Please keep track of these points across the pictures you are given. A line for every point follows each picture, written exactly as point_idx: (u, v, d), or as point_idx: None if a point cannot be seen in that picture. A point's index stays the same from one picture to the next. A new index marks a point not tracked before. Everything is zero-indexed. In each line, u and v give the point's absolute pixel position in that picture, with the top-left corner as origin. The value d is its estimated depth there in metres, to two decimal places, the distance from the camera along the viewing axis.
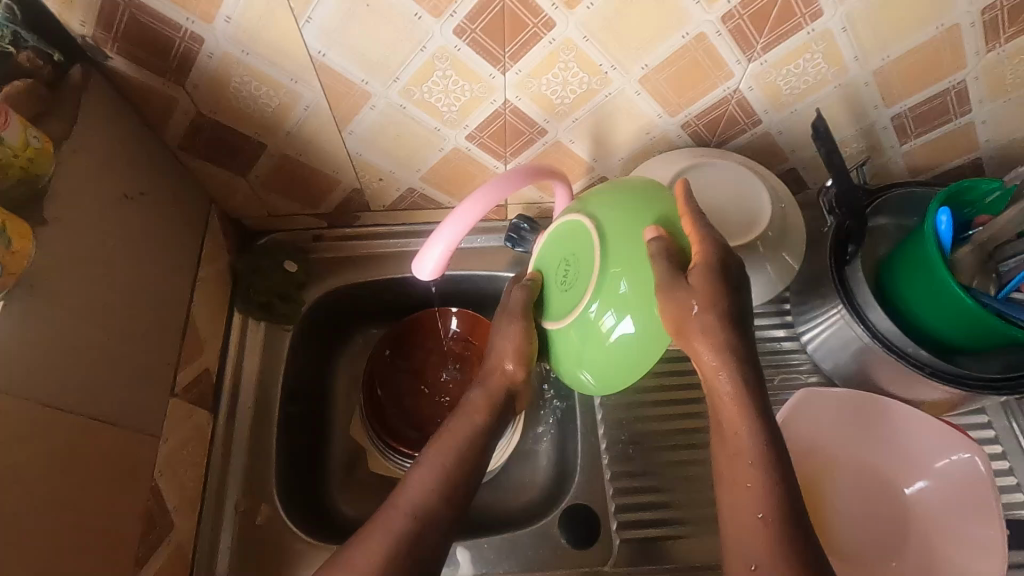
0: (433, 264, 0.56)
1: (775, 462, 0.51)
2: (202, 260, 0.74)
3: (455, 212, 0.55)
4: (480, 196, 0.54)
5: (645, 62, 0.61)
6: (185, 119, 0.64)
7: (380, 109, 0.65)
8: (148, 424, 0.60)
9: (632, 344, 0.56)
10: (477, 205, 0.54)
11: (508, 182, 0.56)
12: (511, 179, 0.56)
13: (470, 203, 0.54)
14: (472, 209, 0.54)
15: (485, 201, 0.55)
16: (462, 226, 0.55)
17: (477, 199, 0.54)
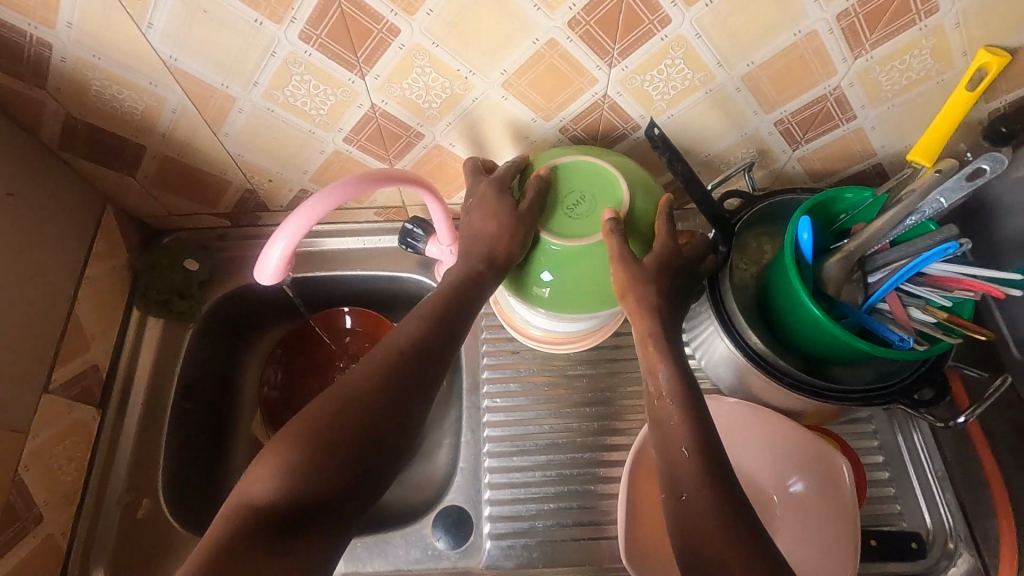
0: (273, 267, 0.56)
1: (709, 451, 0.54)
2: (93, 258, 0.75)
3: (293, 216, 0.55)
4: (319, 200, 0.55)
5: (502, 68, 0.61)
6: (56, 121, 0.65)
7: (248, 112, 0.65)
8: (12, 420, 0.62)
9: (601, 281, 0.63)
10: (315, 208, 0.55)
11: (350, 186, 0.56)
12: (353, 183, 0.56)
13: (308, 207, 0.55)
14: (310, 214, 0.55)
15: (325, 204, 0.55)
16: (301, 229, 0.55)
17: (315, 203, 0.55)
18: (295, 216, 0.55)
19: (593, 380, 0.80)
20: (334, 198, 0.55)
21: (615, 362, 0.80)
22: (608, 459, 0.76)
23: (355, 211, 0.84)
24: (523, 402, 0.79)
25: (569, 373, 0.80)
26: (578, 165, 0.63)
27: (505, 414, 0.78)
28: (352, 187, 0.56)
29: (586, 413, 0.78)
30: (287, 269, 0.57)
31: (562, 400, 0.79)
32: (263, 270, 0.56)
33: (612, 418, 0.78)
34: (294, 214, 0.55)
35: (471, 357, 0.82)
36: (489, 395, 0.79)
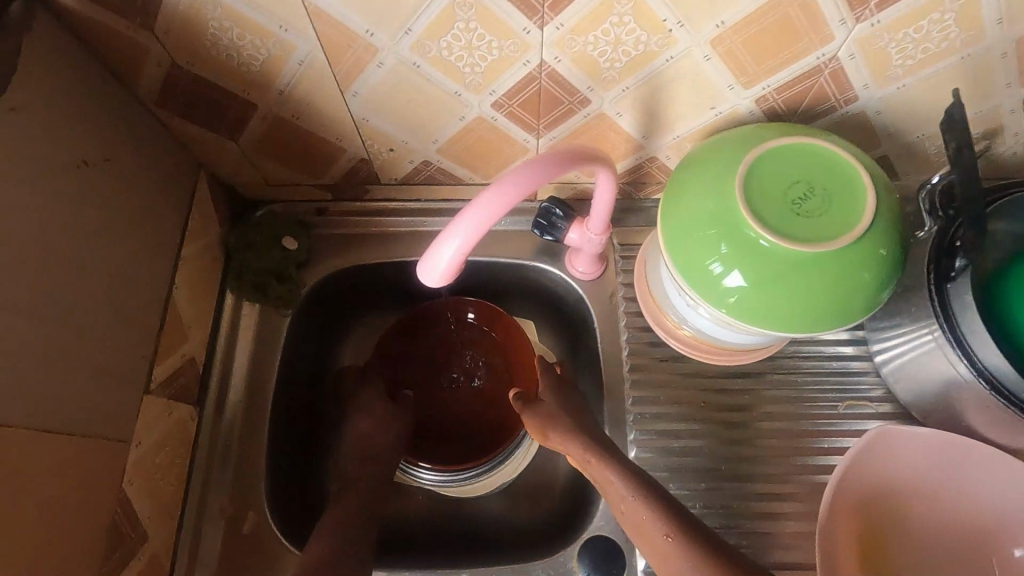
0: (443, 269, 0.45)
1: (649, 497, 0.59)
2: (189, 235, 0.65)
3: (472, 207, 0.43)
4: (506, 188, 0.43)
5: (721, 19, 0.48)
6: (159, 72, 0.54)
7: (389, 67, 0.53)
8: (115, 428, 0.53)
9: (818, 291, 0.50)
10: (501, 198, 0.43)
11: (542, 168, 0.44)
12: (545, 165, 0.44)
13: (491, 196, 0.43)
14: (494, 205, 0.43)
15: (512, 194, 0.43)
16: (482, 226, 0.44)
17: (501, 191, 0.43)
18: (475, 208, 0.43)
19: (757, 396, 0.70)
20: (523, 184, 0.43)
21: (782, 374, 0.70)
22: (776, 490, 0.67)
23: (477, 188, 0.73)
24: (677, 419, 0.69)
25: (728, 386, 0.70)
26: (796, 150, 0.51)
27: (656, 432, 0.69)
28: (545, 171, 0.44)
29: (749, 434, 0.69)
30: (459, 272, 0.46)
31: (721, 418, 0.69)
32: (431, 272, 0.45)
33: (780, 441, 0.68)
34: (477, 199, 0.43)
35: (609, 362, 0.72)
36: (636, 410, 0.70)
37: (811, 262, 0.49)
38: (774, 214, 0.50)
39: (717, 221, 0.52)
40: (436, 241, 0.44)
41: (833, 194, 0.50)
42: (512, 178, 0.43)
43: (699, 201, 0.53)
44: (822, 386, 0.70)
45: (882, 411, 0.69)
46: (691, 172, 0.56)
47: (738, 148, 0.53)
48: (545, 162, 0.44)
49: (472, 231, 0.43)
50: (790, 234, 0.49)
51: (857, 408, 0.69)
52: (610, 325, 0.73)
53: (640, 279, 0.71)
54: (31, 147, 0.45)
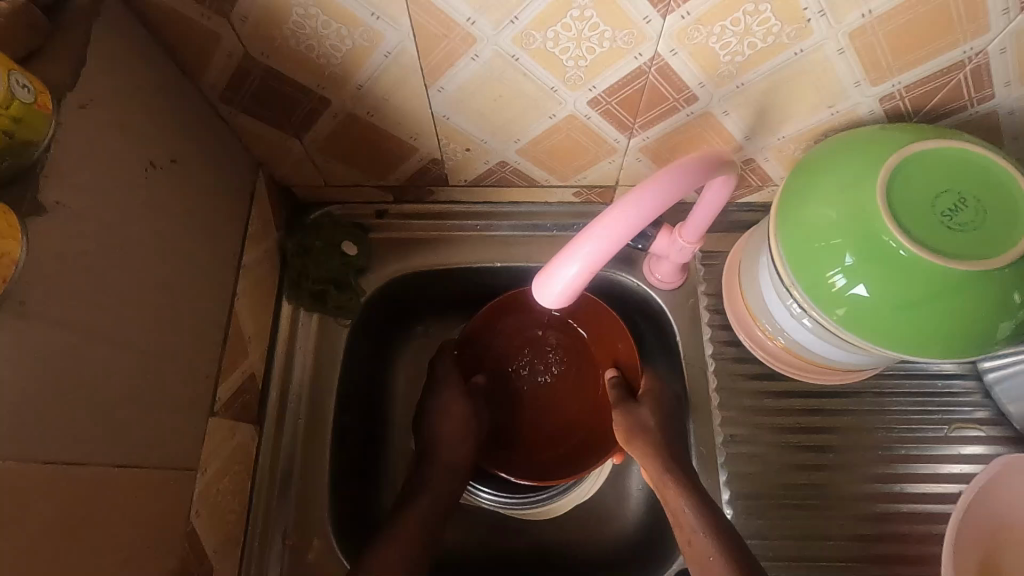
0: (556, 298, 0.42)
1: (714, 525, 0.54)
2: (248, 241, 0.60)
3: (588, 232, 0.40)
4: (627, 214, 0.39)
5: (868, 8, 0.43)
6: (229, 63, 0.49)
7: (484, 60, 0.48)
8: (183, 456, 0.48)
9: (960, 312, 0.45)
10: (621, 225, 0.39)
11: (663, 189, 0.40)
12: (665, 185, 0.40)
13: (611, 221, 0.39)
14: (613, 234, 0.39)
15: (633, 220, 0.39)
16: (600, 256, 0.40)
17: (621, 216, 0.39)
18: (592, 236, 0.40)
19: (854, 417, 0.65)
20: (643, 209, 0.40)
21: (881, 394, 0.65)
22: (878, 520, 0.61)
23: (552, 190, 0.68)
24: (770, 442, 0.64)
25: (823, 406, 0.65)
26: (938, 155, 0.46)
27: (747, 456, 0.64)
28: (665, 192, 0.40)
29: (847, 459, 0.64)
30: (570, 301, 0.42)
31: (816, 441, 0.64)
32: (542, 301, 0.42)
33: (880, 467, 0.63)
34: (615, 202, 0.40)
35: (693, 378, 0.67)
36: (725, 431, 0.65)
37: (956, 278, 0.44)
38: (916, 223, 0.45)
39: (845, 229, 0.47)
40: (548, 268, 0.41)
41: (979, 203, 0.45)
42: (633, 203, 0.39)
43: (821, 205, 0.49)
44: (924, 407, 0.65)
45: (986, 433, 0.63)
46: (810, 175, 0.51)
47: (868, 150, 0.49)
48: (666, 182, 0.40)
49: (590, 262, 0.40)
50: (931, 246, 0.44)
51: (958, 429, 0.63)
52: (693, 338, 0.68)
53: (731, 288, 0.65)
54: (101, 149, 0.40)
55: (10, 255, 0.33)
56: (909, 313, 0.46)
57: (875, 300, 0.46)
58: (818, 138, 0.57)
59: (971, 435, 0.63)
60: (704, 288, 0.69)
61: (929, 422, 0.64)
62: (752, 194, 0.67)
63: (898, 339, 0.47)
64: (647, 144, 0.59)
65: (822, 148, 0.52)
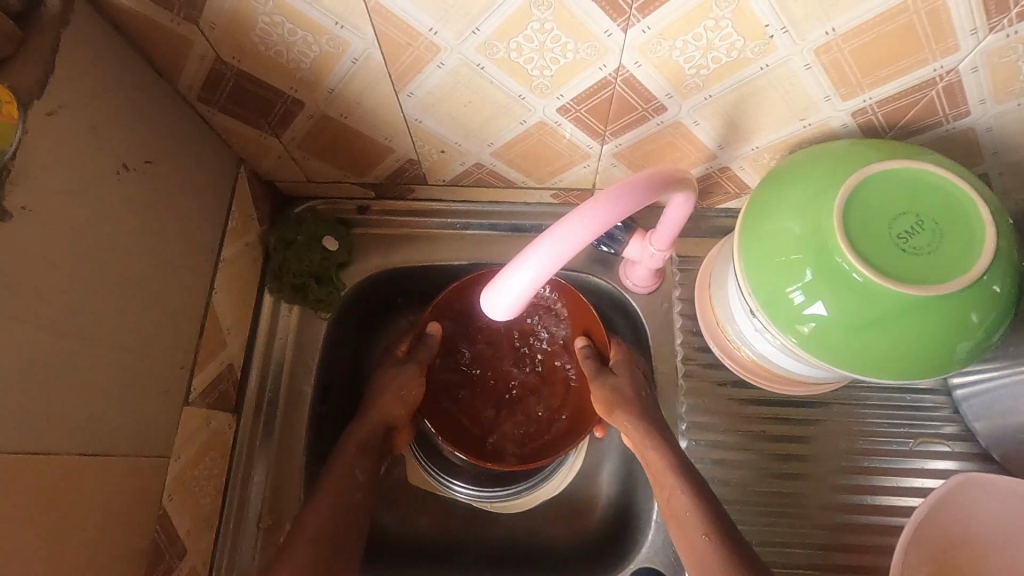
0: (502, 313, 0.43)
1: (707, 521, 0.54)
2: (228, 236, 0.61)
3: (525, 255, 0.40)
4: (561, 241, 0.39)
5: (831, 26, 0.42)
6: (202, 66, 0.50)
7: (450, 68, 0.49)
8: (155, 443, 0.51)
9: (909, 335, 0.45)
10: (555, 252, 0.40)
11: (600, 215, 0.40)
12: (602, 210, 0.40)
13: (546, 247, 0.40)
14: (549, 260, 0.40)
15: (569, 245, 0.40)
16: (538, 279, 0.41)
17: (555, 243, 0.39)
18: (529, 261, 0.40)
19: (821, 428, 0.65)
20: (579, 235, 0.40)
21: (850, 406, 0.66)
22: (838, 528, 0.62)
23: (530, 191, 0.68)
24: (734, 448, 0.65)
25: (791, 416, 0.66)
26: (897, 176, 0.46)
27: (711, 461, 0.65)
28: (603, 217, 0.40)
29: (811, 468, 0.64)
30: (518, 312, 0.43)
31: (782, 450, 0.65)
32: (489, 316, 0.44)
33: (846, 478, 0.64)
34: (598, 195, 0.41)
35: (664, 381, 0.68)
36: (690, 436, 0.66)
37: (903, 301, 0.44)
38: (871, 243, 0.45)
39: (803, 245, 0.47)
40: (491, 285, 0.42)
41: (939, 228, 0.45)
42: (568, 229, 0.39)
43: (783, 221, 0.49)
44: (891, 421, 0.65)
45: (952, 448, 0.63)
46: (774, 186, 0.51)
47: (831, 168, 0.48)
48: (604, 206, 0.40)
49: (528, 284, 0.41)
50: (884, 269, 0.44)
51: (924, 442, 0.64)
52: (666, 342, 0.69)
53: (702, 295, 0.66)
54: (71, 153, 0.42)
55: None
56: (861, 334, 0.46)
57: (826, 319, 0.47)
58: (793, 149, 0.57)
59: (936, 450, 0.63)
60: (680, 292, 0.70)
61: (897, 436, 0.64)
62: (731, 200, 0.67)
63: (849, 357, 0.48)
64: (621, 150, 0.59)
65: (792, 161, 0.52)
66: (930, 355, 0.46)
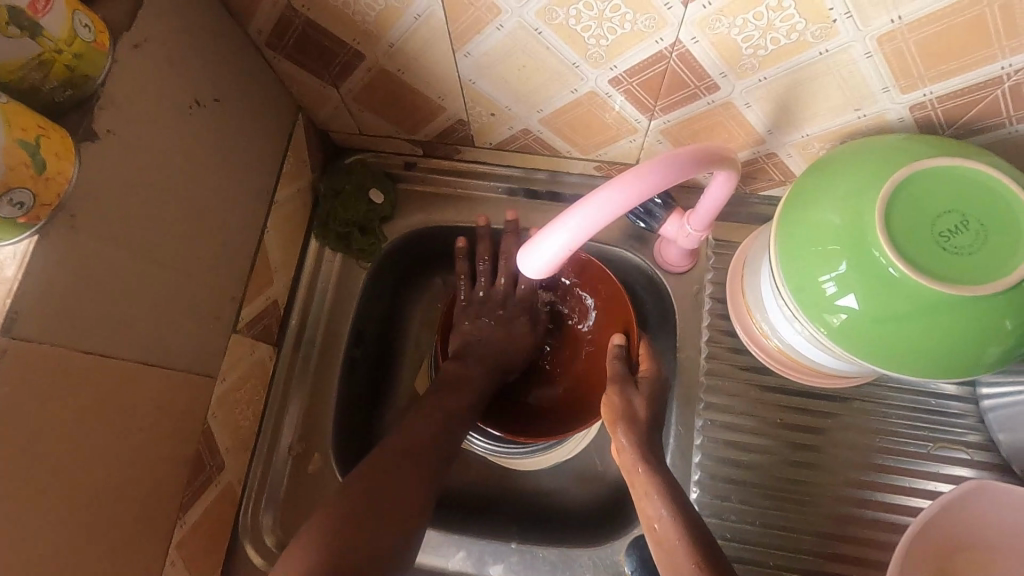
0: (536, 272, 0.45)
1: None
2: (282, 180, 0.65)
3: (563, 218, 0.42)
4: (599, 205, 0.40)
5: (898, 15, 0.42)
6: (274, 12, 0.52)
7: (508, 30, 0.50)
8: (204, 363, 0.55)
9: (938, 334, 0.45)
10: (592, 218, 0.41)
11: (639, 185, 0.40)
12: (642, 181, 0.40)
13: (583, 213, 0.41)
14: (636, 186, 0.40)
15: (606, 212, 0.41)
16: (572, 241, 0.42)
17: (594, 210, 0.41)
18: (564, 223, 0.42)
19: (840, 421, 0.66)
20: (617, 203, 0.41)
21: (872, 404, 0.66)
22: (844, 526, 0.63)
23: (572, 162, 0.69)
24: (748, 431, 0.66)
25: (810, 407, 0.67)
26: (944, 174, 0.46)
27: (724, 441, 0.66)
28: (641, 188, 0.41)
29: (822, 460, 0.65)
30: (585, 238, 0.42)
31: (795, 439, 0.66)
32: (523, 274, 0.45)
33: (860, 473, 0.64)
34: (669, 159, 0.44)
35: (686, 362, 0.69)
36: (706, 415, 0.67)
37: (934, 299, 0.44)
38: (910, 239, 0.45)
39: (840, 235, 0.47)
40: (528, 244, 0.44)
41: (983, 228, 0.45)
42: (608, 194, 0.40)
43: (822, 210, 0.49)
44: (911, 422, 0.65)
45: (971, 457, 0.63)
46: (816, 176, 0.51)
47: (878, 162, 0.48)
48: (644, 177, 0.41)
49: (563, 247, 0.42)
50: (922, 266, 0.44)
51: (943, 448, 0.63)
52: (693, 322, 0.70)
53: (734, 280, 0.66)
54: (151, 84, 0.45)
55: (60, 175, 0.37)
56: (892, 329, 0.46)
57: (852, 310, 0.47)
58: (844, 140, 0.56)
59: (953, 457, 0.63)
60: (711, 275, 0.70)
61: (916, 438, 0.64)
62: (774, 187, 0.66)
63: (873, 351, 0.48)
64: (668, 127, 0.59)
65: (842, 152, 0.51)
66: (956, 357, 0.46)
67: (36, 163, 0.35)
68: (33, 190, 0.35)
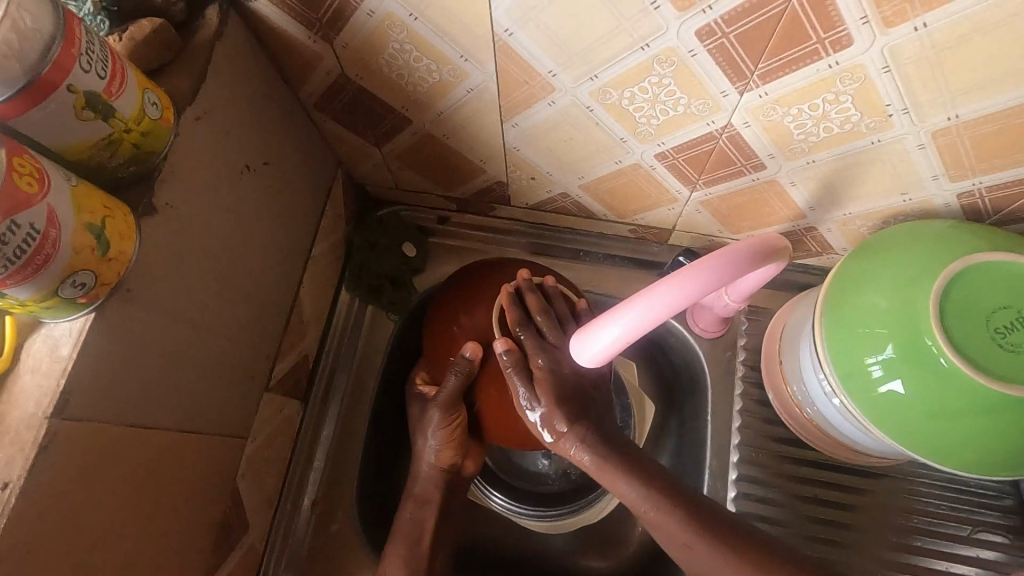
0: (586, 362, 0.45)
1: None
2: (319, 235, 0.65)
3: (615, 313, 0.41)
4: (660, 298, 0.40)
5: (956, 113, 0.42)
6: (326, 79, 0.53)
7: (559, 107, 0.50)
8: (235, 425, 0.53)
9: (990, 431, 0.44)
10: (653, 309, 0.40)
11: (688, 286, 0.40)
12: (688, 282, 0.40)
13: (631, 312, 0.41)
14: (697, 280, 0.40)
15: (668, 305, 0.40)
16: (631, 331, 0.41)
17: (640, 312, 0.40)
18: (623, 314, 0.41)
19: (874, 498, 0.64)
20: (678, 296, 0.40)
21: (907, 481, 0.65)
22: None
23: (606, 224, 0.69)
24: (779, 506, 0.64)
25: (844, 482, 0.65)
26: (999, 269, 0.46)
27: (756, 517, 0.64)
28: (689, 290, 0.40)
29: (855, 537, 0.63)
30: (643, 331, 0.41)
31: (828, 514, 0.64)
32: (577, 358, 0.45)
33: (897, 555, 0.62)
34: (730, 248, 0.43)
35: (718, 429, 0.68)
36: (738, 487, 0.65)
37: (986, 397, 0.44)
38: (962, 332, 0.45)
39: (890, 323, 0.47)
40: (581, 332, 0.44)
41: None
42: (669, 288, 0.40)
43: (872, 297, 0.48)
44: (946, 500, 0.64)
45: (1012, 544, 0.61)
46: (864, 260, 0.51)
47: (927, 249, 0.48)
48: (691, 280, 0.40)
49: (612, 343, 0.42)
50: (975, 362, 0.44)
51: (982, 532, 0.62)
52: (725, 390, 0.69)
53: (768, 352, 0.66)
54: (207, 155, 0.45)
55: (121, 254, 0.37)
56: (943, 422, 0.45)
57: (899, 401, 0.47)
58: (886, 220, 0.56)
59: (993, 540, 0.62)
60: (744, 342, 0.70)
61: (955, 518, 0.63)
62: (810, 258, 0.66)
63: (923, 445, 0.47)
64: (709, 199, 0.59)
65: (888, 235, 0.51)
66: (1009, 456, 0.45)
67: (101, 246, 0.35)
68: (95, 270, 0.35)
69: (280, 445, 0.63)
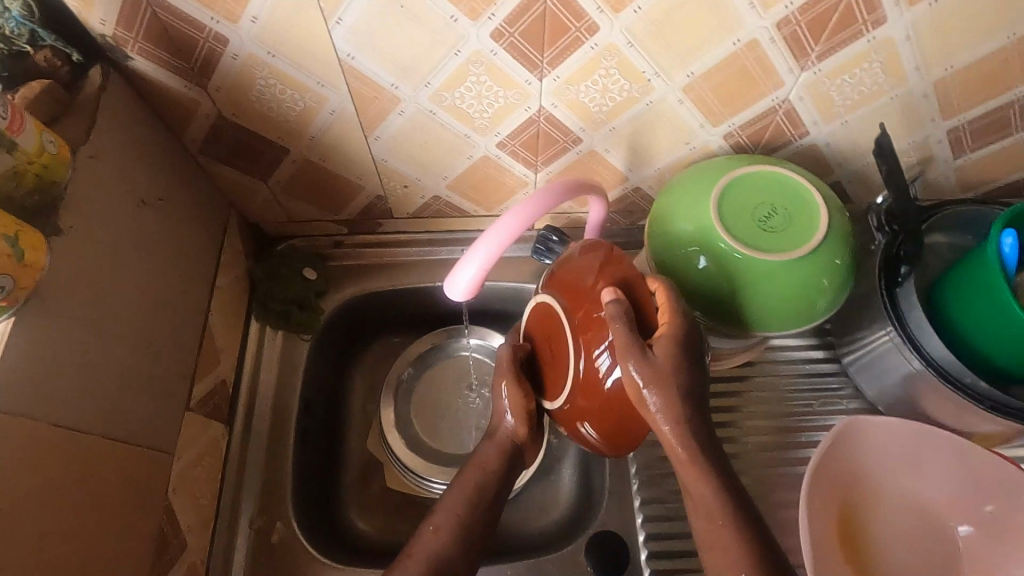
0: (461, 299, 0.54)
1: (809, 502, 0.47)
2: (221, 267, 0.71)
3: (474, 248, 0.51)
4: (504, 226, 0.50)
5: (690, 70, 0.58)
6: (206, 123, 0.62)
7: (408, 115, 0.62)
8: (160, 440, 0.57)
9: (777, 295, 0.58)
10: (501, 236, 0.50)
11: (523, 214, 0.51)
12: (523, 212, 0.51)
13: (485, 243, 0.51)
14: (530, 208, 0.51)
15: (511, 231, 0.51)
16: (487, 259, 0.51)
17: (487, 244, 0.51)
18: (480, 246, 0.51)
19: (743, 398, 0.77)
20: (518, 223, 0.51)
21: (764, 379, 0.78)
22: (771, 486, 0.72)
23: (480, 219, 0.80)
24: None
25: (717, 391, 0.77)
26: (754, 178, 0.61)
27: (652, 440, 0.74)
28: (524, 217, 0.51)
29: (738, 433, 0.75)
30: (497, 258, 0.51)
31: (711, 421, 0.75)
32: (452, 296, 0.53)
33: (769, 439, 0.74)
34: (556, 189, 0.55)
35: None
36: None
37: (765, 268, 0.57)
38: (738, 227, 0.59)
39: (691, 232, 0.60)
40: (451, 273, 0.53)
41: (789, 212, 0.60)
42: (510, 218, 0.50)
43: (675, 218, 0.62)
44: (799, 384, 0.77)
45: (850, 407, 0.76)
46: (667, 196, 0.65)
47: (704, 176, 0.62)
48: (521, 212, 0.51)
49: (476, 274, 0.52)
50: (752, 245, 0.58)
51: (829, 405, 0.76)
52: None
53: None
54: (106, 189, 0.52)
55: (34, 264, 0.43)
56: (744, 296, 0.58)
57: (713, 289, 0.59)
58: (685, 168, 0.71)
59: (837, 409, 0.75)
60: None
61: (805, 398, 0.76)
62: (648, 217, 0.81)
63: (739, 321, 0.60)
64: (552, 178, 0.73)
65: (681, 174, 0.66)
66: (796, 311, 0.59)
67: (17, 254, 0.41)
68: (14, 275, 0.41)
69: (209, 466, 0.66)
